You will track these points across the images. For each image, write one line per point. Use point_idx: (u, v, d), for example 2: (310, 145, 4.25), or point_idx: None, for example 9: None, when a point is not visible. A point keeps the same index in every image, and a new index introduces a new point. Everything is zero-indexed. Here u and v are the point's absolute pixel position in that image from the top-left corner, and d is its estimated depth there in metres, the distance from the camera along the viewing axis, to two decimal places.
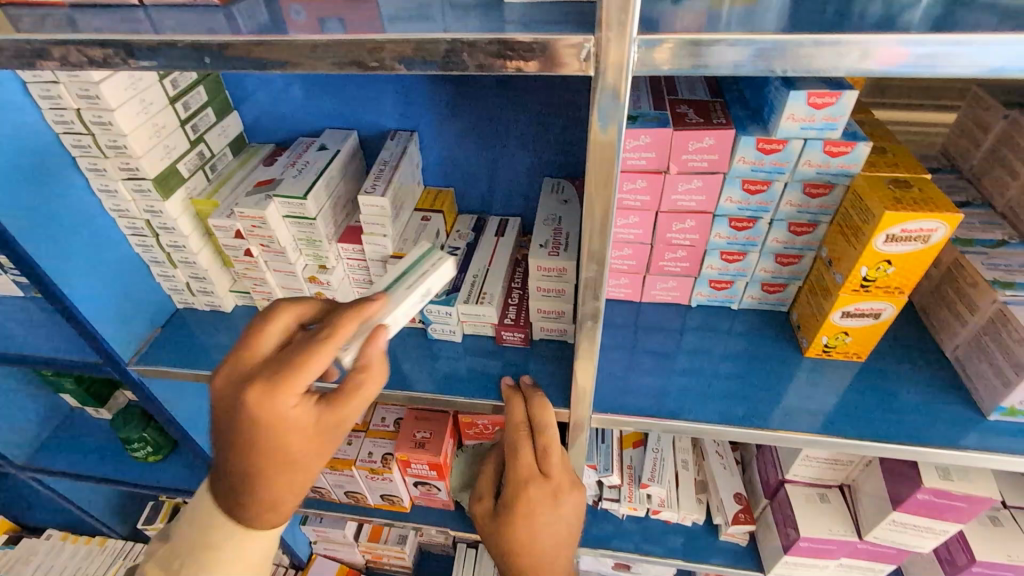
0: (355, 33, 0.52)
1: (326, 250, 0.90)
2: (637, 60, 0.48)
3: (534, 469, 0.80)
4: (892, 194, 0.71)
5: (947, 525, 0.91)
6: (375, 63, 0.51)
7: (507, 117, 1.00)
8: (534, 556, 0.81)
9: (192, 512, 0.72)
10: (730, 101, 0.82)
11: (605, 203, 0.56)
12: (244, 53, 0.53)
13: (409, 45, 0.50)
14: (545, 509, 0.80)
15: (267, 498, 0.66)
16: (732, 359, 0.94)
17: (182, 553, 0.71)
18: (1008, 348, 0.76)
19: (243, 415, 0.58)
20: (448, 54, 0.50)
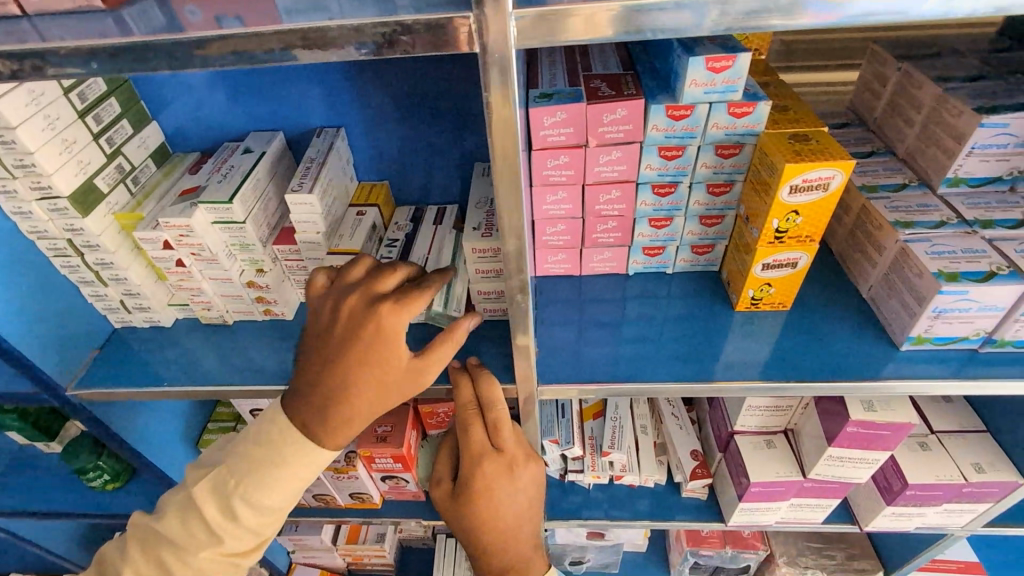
0: (248, 26, 0.53)
1: (261, 253, 0.90)
2: (517, 32, 0.51)
3: (486, 443, 0.83)
4: (793, 148, 0.76)
5: (877, 453, 0.98)
6: (266, 56, 0.53)
7: (433, 105, 1.01)
8: (496, 529, 0.84)
9: (254, 434, 0.81)
10: (642, 72, 0.85)
11: (512, 173, 0.59)
12: (136, 55, 0.53)
13: (299, 35, 0.52)
14: (501, 482, 0.83)
15: (341, 415, 0.75)
16: (671, 321, 0.98)
17: (242, 469, 0.80)
18: (911, 281, 0.82)
19: (372, 324, 0.71)
20: (338, 41, 0.52)
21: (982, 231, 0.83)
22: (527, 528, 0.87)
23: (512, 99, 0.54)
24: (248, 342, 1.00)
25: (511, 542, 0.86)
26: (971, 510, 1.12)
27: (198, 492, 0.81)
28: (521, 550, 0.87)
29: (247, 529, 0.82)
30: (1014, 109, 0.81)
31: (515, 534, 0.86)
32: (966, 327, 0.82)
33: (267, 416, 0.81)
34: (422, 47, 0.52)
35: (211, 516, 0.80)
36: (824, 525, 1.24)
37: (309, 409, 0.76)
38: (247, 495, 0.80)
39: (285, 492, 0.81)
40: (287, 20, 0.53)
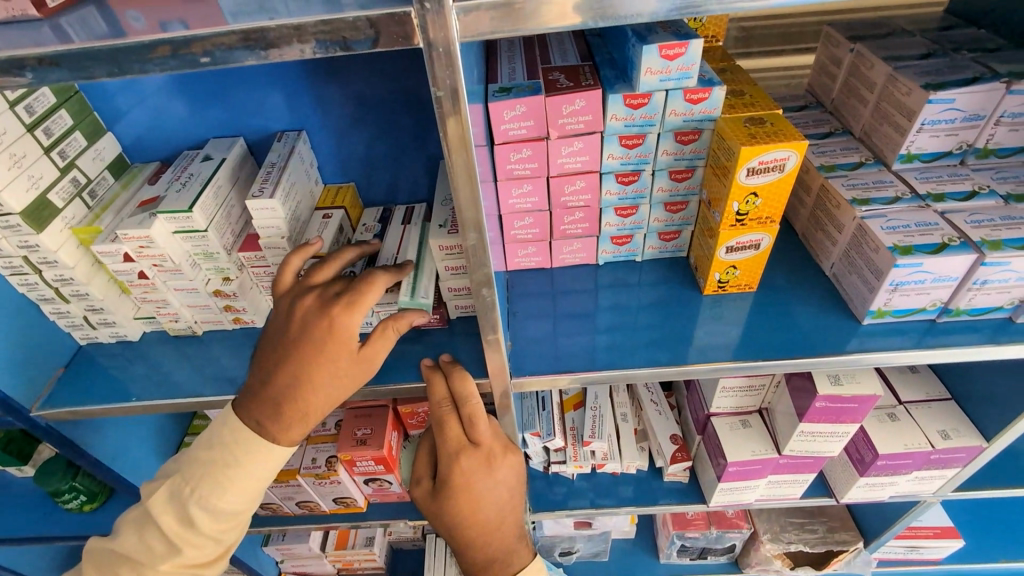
0: (190, 29, 0.52)
1: (226, 261, 0.89)
2: (460, 26, 0.51)
3: (461, 437, 0.83)
4: (748, 131, 0.78)
5: (847, 426, 1.01)
6: (207, 60, 0.52)
7: (396, 104, 1.00)
8: (478, 524, 0.85)
9: (205, 440, 0.85)
10: (600, 63, 0.86)
11: (467, 168, 0.60)
12: (72, 63, 0.52)
13: (242, 36, 0.51)
14: (480, 476, 0.83)
15: (292, 412, 0.80)
16: (642, 308, 1.00)
17: (195, 475, 0.84)
18: (869, 257, 0.84)
19: (324, 322, 0.76)
20: (281, 42, 0.52)
21: (934, 204, 0.86)
22: (510, 519, 0.87)
23: (460, 92, 0.54)
24: (219, 352, 0.99)
25: (494, 535, 0.86)
26: (940, 476, 1.15)
27: (154, 504, 0.84)
28: (505, 542, 0.87)
29: (202, 535, 0.84)
30: (959, 84, 0.83)
31: (497, 527, 0.86)
32: (923, 298, 0.84)
33: (218, 421, 0.86)
34: (367, 45, 0.52)
35: (166, 524, 0.83)
36: (803, 499, 1.27)
37: (262, 406, 0.81)
38: (202, 501, 0.83)
39: (241, 493, 0.84)
40: (228, 21, 0.53)
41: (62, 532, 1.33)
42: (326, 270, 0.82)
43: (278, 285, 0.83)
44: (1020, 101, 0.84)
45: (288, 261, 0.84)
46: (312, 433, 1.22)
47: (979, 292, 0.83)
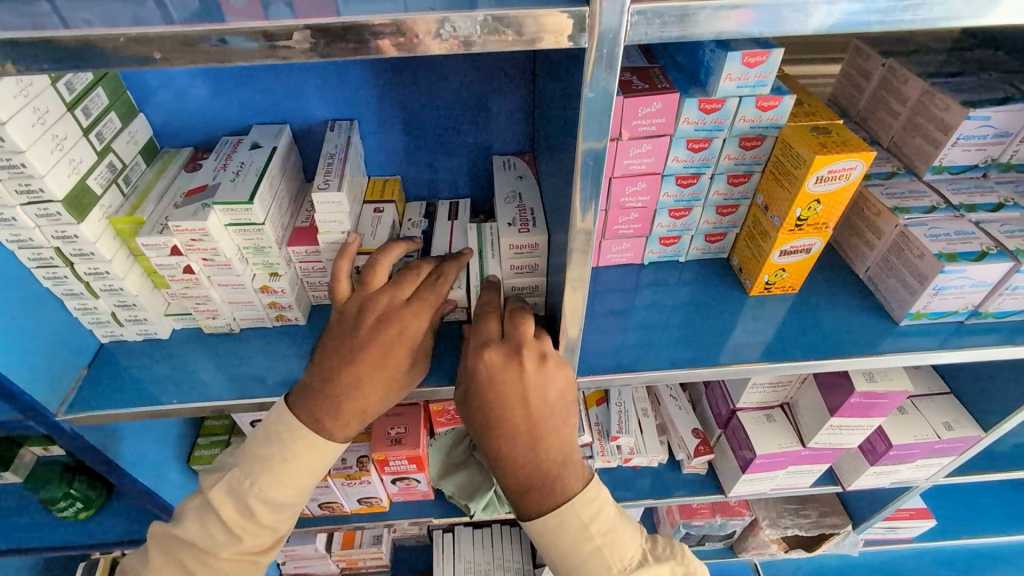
0: (300, 18, 0.50)
1: (277, 256, 0.84)
2: (629, 29, 0.52)
3: (491, 335, 0.77)
4: (817, 140, 0.81)
5: (872, 420, 1.07)
6: (356, 45, 0.51)
7: (450, 96, 0.98)
8: (501, 420, 0.75)
9: (263, 434, 0.81)
10: (666, 66, 0.87)
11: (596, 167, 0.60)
12: (208, 46, 0.50)
13: (402, 25, 0.50)
14: (509, 371, 0.74)
15: (352, 410, 0.79)
16: (689, 306, 1.02)
17: (255, 469, 0.80)
18: (911, 263, 0.90)
19: (396, 324, 0.76)
20: (437, 31, 0.51)
21: (969, 215, 0.92)
22: (552, 440, 0.77)
23: (609, 90, 0.55)
24: (260, 352, 0.93)
25: (530, 454, 0.76)
26: (938, 464, 1.25)
27: (215, 498, 0.80)
28: (544, 466, 0.77)
29: (263, 525, 0.81)
30: (994, 103, 0.89)
31: (536, 445, 0.76)
32: (958, 302, 0.90)
33: (275, 416, 0.81)
34: (526, 43, 0.52)
35: (227, 515, 0.80)
36: (811, 488, 1.35)
37: (320, 403, 0.78)
38: (264, 494, 0.80)
39: (298, 486, 0.82)
40: (339, 12, 0.51)
41: (53, 542, 1.23)
42: (380, 270, 0.80)
43: (335, 294, 0.81)
44: None
45: (338, 268, 0.80)
46: None
47: (1008, 297, 0.89)
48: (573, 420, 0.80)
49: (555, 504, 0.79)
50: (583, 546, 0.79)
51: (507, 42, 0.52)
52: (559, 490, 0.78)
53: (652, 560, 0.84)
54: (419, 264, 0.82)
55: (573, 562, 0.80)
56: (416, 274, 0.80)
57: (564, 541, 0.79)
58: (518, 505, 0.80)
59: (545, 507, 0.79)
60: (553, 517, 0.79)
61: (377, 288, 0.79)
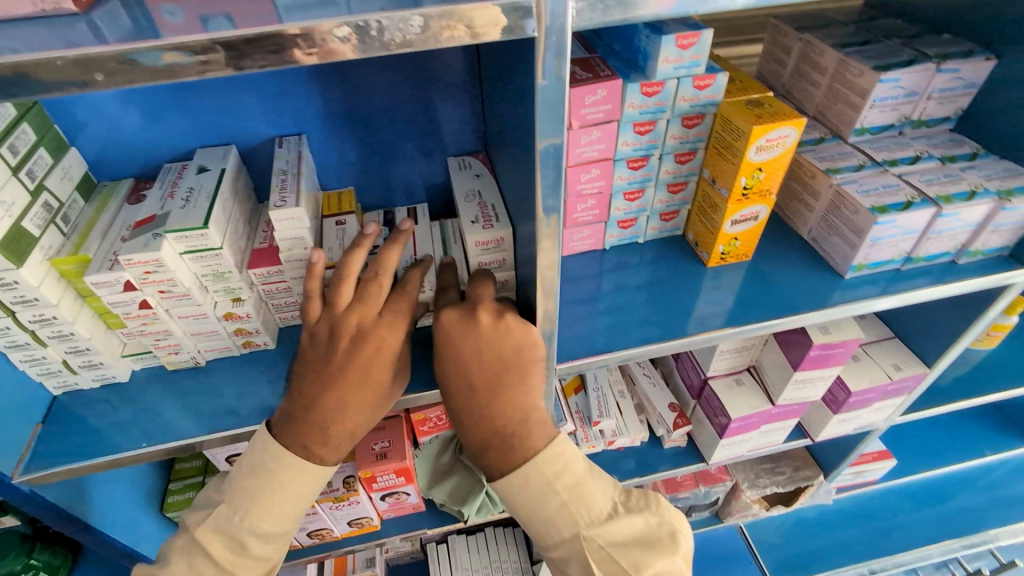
0: (243, 27, 0.49)
1: (238, 281, 0.81)
2: (575, 15, 0.54)
3: (451, 300, 0.82)
4: (753, 112, 0.86)
5: (832, 370, 1.14)
6: (309, 50, 0.50)
7: (398, 101, 0.98)
8: (459, 373, 0.78)
9: (248, 466, 0.79)
10: (605, 55, 0.91)
11: (554, 150, 0.62)
12: (152, 61, 0.48)
13: (355, 27, 0.50)
14: (461, 323, 0.77)
15: (340, 434, 0.77)
16: (653, 283, 1.06)
17: (244, 503, 0.78)
18: (849, 219, 0.96)
19: (371, 341, 0.75)
20: (390, 29, 0.50)
21: (892, 169, 0.99)
22: (510, 396, 0.79)
23: (563, 74, 0.57)
24: (230, 382, 0.90)
25: (485, 410, 0.79)
26: (892, 404, 1.34)
27: (203, 538, 0.77)
28: (505, 422, 0.80)
29: (256, 557, 0.79)
30: (901, 65, 0.97)
31: (495, 400, 0.79)
32: (893, 250, 0.98)
33: (257, 446, 0.79)
34: (479, 36, 0.53)
35: (217, 553, 0.77)
36: (784, 444, 1.42)
37: (304, 429, 0.76)
38: (254, 527, 0.77)
39: (290, 513, 0.79)
40: (284, 19, 0.50)
41: None
42: (348, 288, 0.76)
43: (306, 316, 0.78)
44: (947, 78, 1.00)
45: (308, 288, 0.78)
46: None
47: (934, 240, 0.97)
48: (534, 381, 0.81)
49: (520, 461, 0.81)
50: (550, 502, 0.82)
51: (461, 36, 0.53)
52: (522, 447, 0.81)
53: (623, 511, 0.84)
54: (381, 269, 0.78)
55: (542, 517, 0.83)
56: (380, 284, 0.77)
57: (530, 497, 0.82)
58: (483, 465, 0.83)
59: (508, 466, 0.81)
60: (517, 474, 0.81)
61: (343, 307, 0.76)
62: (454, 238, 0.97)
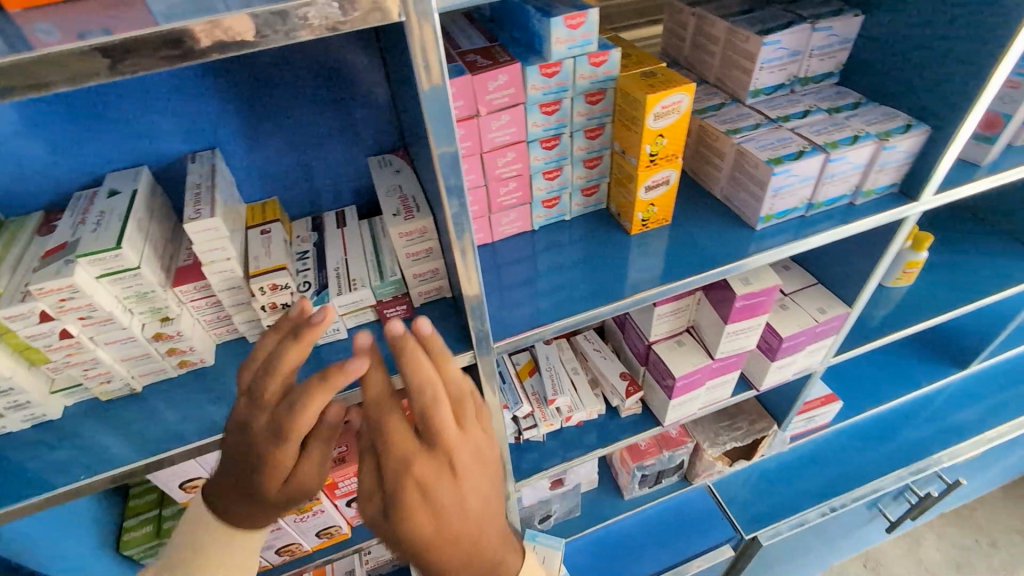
0: (114, 34, 0.50)
1: (164, 299, 0.82)
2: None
3: (410, 443, 0.66)
4: (647, 83, 0.91)
5: (759, 319, 1.21)
6: (184, 52, 0.51)
7: (308, 106, 0.98)
8: (443, 526, 0.66)
9: (187, 524, 0.86)
10: (506, 42, 0.94)
11: (447, 129, 0.65)
12: (21, 76, 0.48)
13: (226, 26, 0.51)
14: (440, 479, 0.65)
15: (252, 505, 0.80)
16: (583, 257, 1.10)
17: (183, 561, 0.83)
18: (751, 173, 1.03)
19: (260, 453, 0.71)
20: (263, 26, 0.51)
21: (785, 124, 1.07)
22: (490, 536, 0.71)
23: (440, 76, 0.60)
24: (170, 403, 0.89)
25: (471, 560, 0.69)
26: (824, 346, 1.42)
27: None
28: (487, 558, 0.71)
29: None
30: (780, 28, 1.05)
31: (478, 548, 0.69)
32: (795, 198, 1.05)
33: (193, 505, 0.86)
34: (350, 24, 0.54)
35: None
36: (732, 398, 1.49)
37: (228, 494, 0.80)
38: None
39: (226, 567, 0.84)
40: (160, 21, 0.50)
41: None
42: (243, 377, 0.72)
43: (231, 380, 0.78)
44: (823, 36, 1.08)
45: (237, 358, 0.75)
46: None
47: (829, 185, 1.05)
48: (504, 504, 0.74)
49: None
50: None
51: (331, 24, 0.53)
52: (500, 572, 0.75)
53: None
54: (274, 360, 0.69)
55: None
56: (269, 379, 0.69)
57: None
58: None
59: None
60: None
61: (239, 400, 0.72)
62: (383, 235, 0.99)
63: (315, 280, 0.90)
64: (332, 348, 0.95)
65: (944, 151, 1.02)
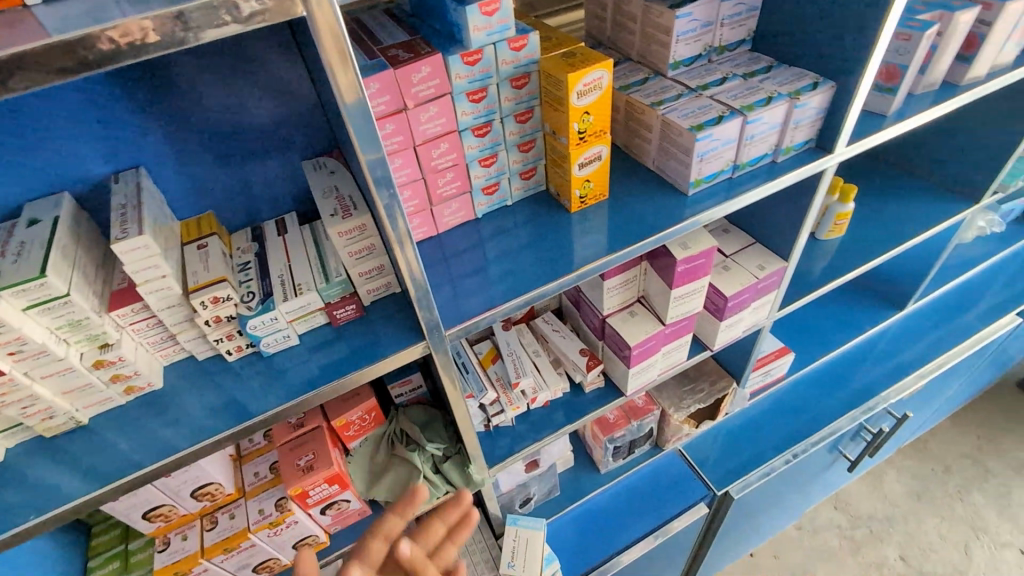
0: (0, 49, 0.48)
1: (100, 325, 0.79)
2: None
3: None
4: (567, 63, 0.94)
5: (702, 281, 1.27)
6: (80, 62, 0.50)
7: (230, 115, 0.97)
8: None
9: None
10: (426, 35, 0.95)
11: (365, 118, 0.65)
12: None
13: (122, 33, 0.50)
14: None
15: None
16: (527, 238, 1.12)
17: None
18: (678, 141, 1.07)
19: None
20: (161, 29, 0.51)
21: (705, 92, 1.12)
22: None
23: (354, 79, 0.62)
24: (120, 431, 0.87)
25: None
26: (768, 300, 1.49)
27: None
28: None
29: None
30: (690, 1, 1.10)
31: None
32: (720, 161, 1.10)
33: None
34: (247, 20, 0.53)
35: None
36: (689, 360, 1.55)
37: None
38: None
39: None
40: (53, 32, 0.49)
41: None
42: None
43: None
44: (731, 6, 1.14)
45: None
46: (249, 488, 1.15)
47: (751, 146, 1.11)
48: None
49: None
50: None
51: (227, 22, 0.53)
52: None
53: None
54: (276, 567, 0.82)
55: None
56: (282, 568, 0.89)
57: None
58: None
59: None
60: None
61: None
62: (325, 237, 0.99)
63: (259, 289, 0.90)
64: (284, 356, 0.94)
65: (849, 104, 1.09)
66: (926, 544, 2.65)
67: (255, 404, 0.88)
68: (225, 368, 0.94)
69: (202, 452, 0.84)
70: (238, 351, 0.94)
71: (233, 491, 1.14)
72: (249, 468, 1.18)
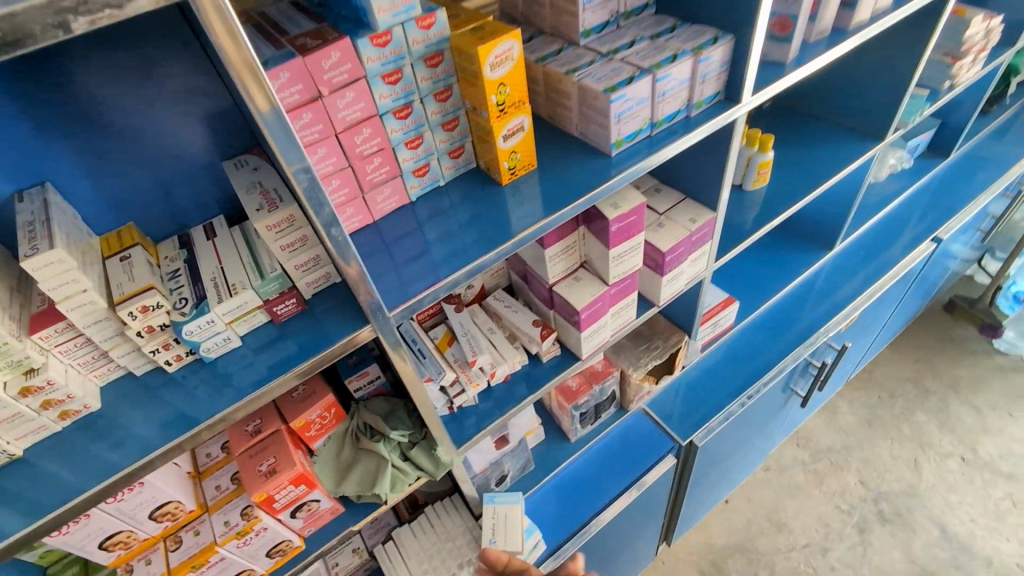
0: None
1: (21, 350, 0.76)
2: None
3: None
4: (476, 36, 0.96)
5: (637, 239, 1.32)
6: None
7: (138, 121, 0.94)
8: None
9: None
10: (333, 21, 0.95)
11: (268, 99, 0.64)
12: None
13: None
14: None
15: None
16: (463, 216, 1.14)
17: None
18: (595, 104, 1.11)
19: None
20: (35, 21, 0.49)
21: (616, 56, 1.16)
22: None
23: (249, 58, 0.60)
24: (62, 457, 0.84)
25: None
26: (704, 252, 1.57)
27: None
28: None
29: None
30: None
31: None
32: (638, 119, 1.15)
33: None
34: (127, 6, 0.52)
35: None
36: (638, 319, 1.61)
37: None
38: None
39: None
40: None
41: None
42: None
43: None
44: None
45: None
46: (212, 502, 1.13)
47: (664, 103, 1.16)
48: None
49: None
50: None
51: (103, 9, 0.51)
52: None
53: None
54: None
55: None
56: None
57: None
58: None
59: None
60: None
61: None
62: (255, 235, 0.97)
63: (193, 294, 0.88)
64: (229, 359, 0.93)
65: (749, 54, 1.15)
66: (881, 466, 2.85)
67: (203, 411, 0.86)
68: (168, 379, 0.92)
69: (151, 467, 0.82)
70: (179, 360, 0.92)
71: (196, 507, 1.12)
72: (210, 482, 1.15)
